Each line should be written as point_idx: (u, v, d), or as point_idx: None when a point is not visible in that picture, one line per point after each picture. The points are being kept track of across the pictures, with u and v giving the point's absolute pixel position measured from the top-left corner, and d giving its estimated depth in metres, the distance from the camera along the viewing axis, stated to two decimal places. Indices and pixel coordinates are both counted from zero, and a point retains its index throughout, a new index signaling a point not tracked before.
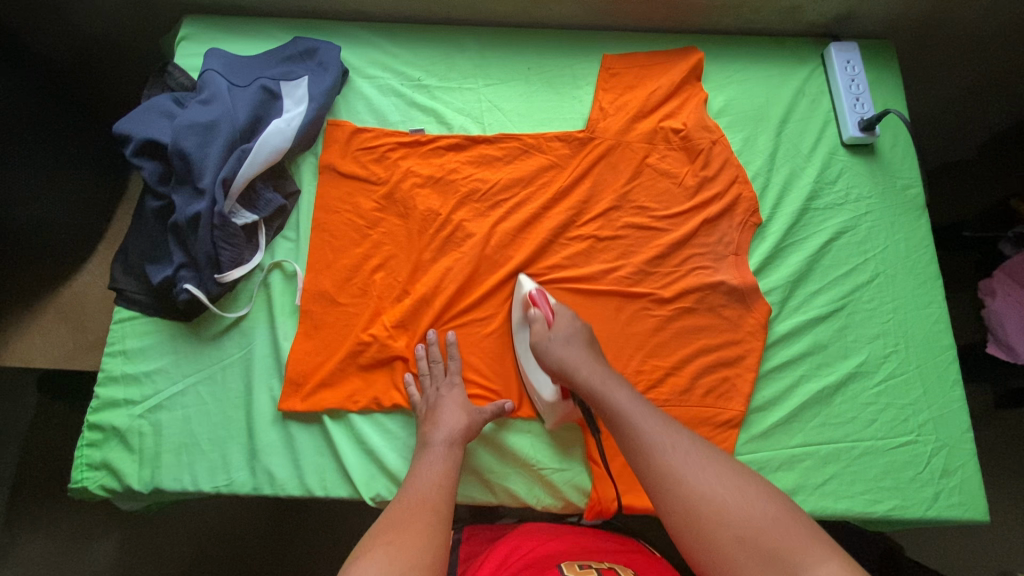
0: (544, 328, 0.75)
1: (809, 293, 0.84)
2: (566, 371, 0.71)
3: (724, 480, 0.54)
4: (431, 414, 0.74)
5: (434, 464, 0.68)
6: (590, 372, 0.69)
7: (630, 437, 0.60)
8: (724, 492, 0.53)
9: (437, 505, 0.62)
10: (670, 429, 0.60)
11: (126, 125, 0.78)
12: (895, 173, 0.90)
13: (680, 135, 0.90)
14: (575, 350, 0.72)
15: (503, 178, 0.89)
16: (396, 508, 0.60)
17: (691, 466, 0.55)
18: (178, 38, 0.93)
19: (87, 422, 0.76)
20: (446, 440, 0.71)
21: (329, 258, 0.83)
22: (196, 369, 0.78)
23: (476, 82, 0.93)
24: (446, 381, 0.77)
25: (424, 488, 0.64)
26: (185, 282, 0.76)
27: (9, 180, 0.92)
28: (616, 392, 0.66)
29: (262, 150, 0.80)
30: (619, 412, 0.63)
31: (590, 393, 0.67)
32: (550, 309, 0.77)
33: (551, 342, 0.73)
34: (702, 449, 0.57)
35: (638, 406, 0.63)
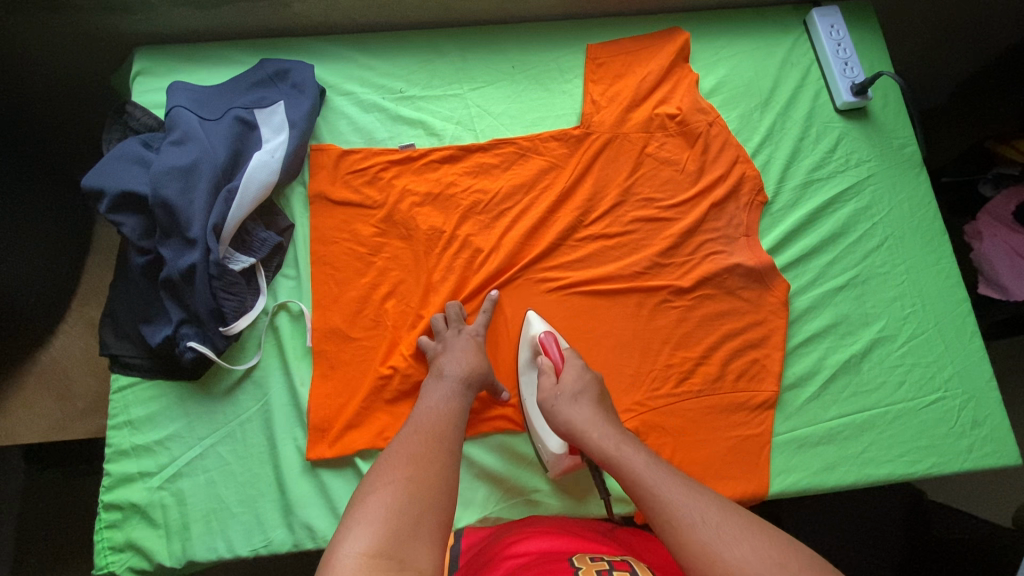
0: (551, 382, 0.72)
1: (824, 265, 0.84)
2: (575, 435, 0.67)
3: (761, 556, 0.47)
4: (446, 352, 0.73)
5: (445, 397, 0.66)
6: (602, 435, 0.64)
7: (654, 501, 0.55)
8: (766, 570, 0.46)
9: (447, 436, 0.60)
10: (694, 495, 0.54)
11: (96, 179, 0.71)
12: (891, 135, 0.90)
13: (676, 121, 0.88)
14: (585, 409, 0.68)
15: (503, 185, 0.85)
16: (409, 437, 0.58)
17: (724, 540, 0.49)
18: (132, 73, 0.86)
19: (101, 503, 0.71)
20: (459, 378, 0.69)
21: (334, 293, 0.79)
22: (212, 430, 0.74)
23: (461, 87, 0.89)
24: (471, 330, 0.76)
25: (436, 420, 0.62)
26: (189, 340, 0.71)
27: None
28: (632, 459, 0.60)
29: (249, 187, 0.75)
30: (636, 477, 0.58)
31: (605, 462, 0.62)
32: (561, 357, 0.74)
33: (560, 401, 0.69)
34: (734, 518, 0.51)
35: (658, 470, 0.57)
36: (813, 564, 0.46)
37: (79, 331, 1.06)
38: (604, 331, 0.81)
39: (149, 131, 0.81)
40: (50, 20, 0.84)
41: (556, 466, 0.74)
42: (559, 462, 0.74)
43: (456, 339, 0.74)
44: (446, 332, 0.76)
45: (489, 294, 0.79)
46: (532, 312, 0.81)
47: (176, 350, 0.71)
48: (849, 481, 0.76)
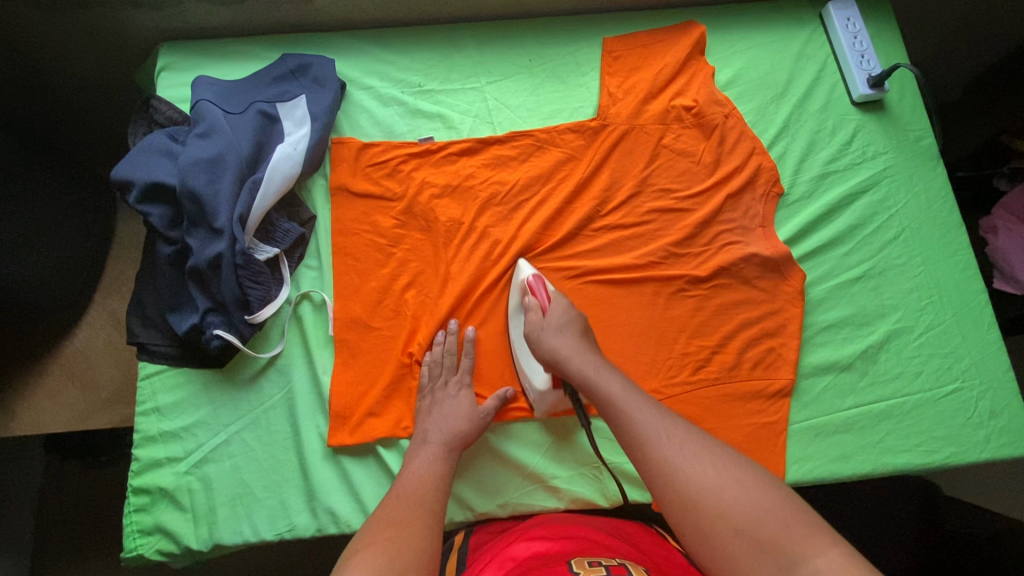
0: (538, 317, 0.73)
1: (841, 256, 0.85)
2: (558, 362, 0.69)
3: (719, 468, 0.52)
4: (432, 408, 0.73)
5: (429, 464, 0.67)
6: (583, 362, 0.67)
7: (624, 420, 0.59)
8: (721, 480, 0.51)
9: (428, 502, 0.61)
10: (664, 417, 0.58)
11: (125, 170, 0.73)
12: (907, 126, 0.90)
13: (692, 113, 0.89)
14: (568, 339, 0.70)
15: (521, 177, 0.86)
16: (391, 506, 0.59)
17: (686, 456, 0.54)
18: (156, 68, 0.87)
19: (130, 487, 0.73)
20: (443, 442, 0.69)
21: (354, 283, 0.80)
22: (237, 417, 0.75)
23: (478, 81, 0.90)
24: (458, 379, 0.76)
25: (419, 487, 0.63)
26: (215, 328, 0.72)
27: None
28: (609, 382, 0.64)
29: (273, 179, 0.76)
30: (611, 399, 0.62)
31: (584, 385, 0.66)
32: (546, 297, 0.75)
33: (546, 331, 0.71)
34: (700, 439, 0.56)
35: (631, 396, 0.61)
36: (762, 478, 0.51)
37: (102, 322, 1.08)
38: (620, 320, 0.81)
39: (174, 125, 0.83)
40: (78, 16, 0.85)
41: (541, 403, 0.76)
42: (544, 399, 0.75)
43: (448, 381, 0.75)
44: (434, 383, 0.75)
45: (466, 334, 0.78)
46: (524, 258, 0.82)
47: (202, 338, 0.73)
48: (866, 470, 0.76)
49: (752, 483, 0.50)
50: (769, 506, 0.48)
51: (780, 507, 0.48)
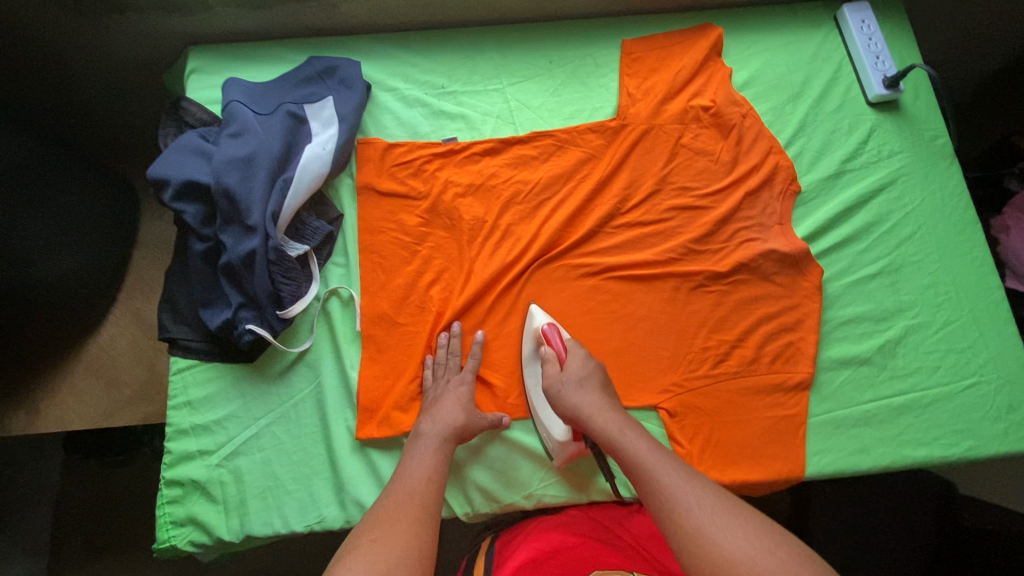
0: (556, 370, 0.74)
1: (858, 253, 0.86)
2: (581, 419, 0.69)
3: (750, 537, 0.52)
4: (432, 405, 0.73)
5: (424, 457, 0.67)
6: (605, 421, 0.67)
7: (652, 487, 0.59)
8: (752, 554, 0.50)
9: (425, 502, 0.61)
10: (692, 481, 0.58)
11: (160, 169, 0.75)
12: (922, 126, 0.92)
13: (710, 113, 0.90)
14: (590, 395, 0.70)
15: (543, 176, 0.88)
16: (386, 505, 0.60)
17: (716, 527, 0.53)
18: (186, 71, 0.90)
19: (163, 479, 0.74)
20: (438, 434, 0.69)
21: (380, 278, 0.82)
22: (268, 410, 0.76)
23: (500, 83, 0.92)
24: (458, 377, 0.76)
25: (416, 483, 0.63)
26: (248, 323, 0.74)
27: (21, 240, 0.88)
28: (634, 443, 0.64)
29: (304, 178, 0.78)
30: (637, 459, 0.62)
31: (608, 446, 0.66)
32: (562, 347, 0.75)
33: (566, 386, 0.71)
34: (726, 505, 0.55)
35: (658, 456, 0.61)
36: (795, 552, 0.50)
37: (126, 321, 1.10)
38: (640, 315, 0.82)
39: (204, 126, 0.85)
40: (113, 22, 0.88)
41: (560, 453, 0.75)
42: (564, 450, 0.74)
43: (449, 380, 0.76)
44: (439, 374, 0.78)
45: (476, 338, 0.79)
46: (536, 304, 0.82)
47: (234, 332, 0.74)
48: (886, 463, 0.77)
49: (785, 554, 0.50)
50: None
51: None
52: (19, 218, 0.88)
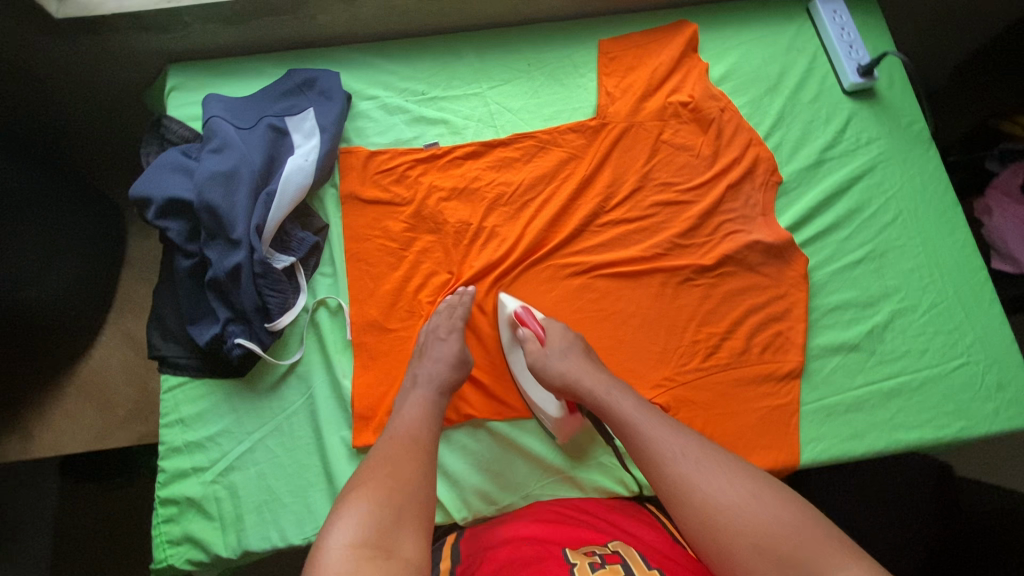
0: (538, 347, 0.76)
1: (842, 239, 0.87)
2: (570, 385, 0.73)
3: (735, 485, 0.57)
4: (423, 352, 0.75)
5: (418, 404, 0.70)
6: (594, 382, 0.72)
7: (640, 440, 0.64)
8: (737, 497, 0.56)
9: (425, 440, 0.65)
10: (676, 434, 0.63)
11: (142, 188, 0.74)
12: (898, 113, 0.93)
13: (689, 108, 0.91)
14: (574, 361, 0.74)
15: (526, 177, 0.89)
16: (386, 443, 0.64)
17: (703, 474, 0.59)
18: (167, 89, 0.90)
19: (158, 498, 0.74)
20: (432, 386, 0.72)
21: (368, 287, 0.82)
22: (260, 424, 0.76)
23: (480, 87, 0.92)
24: (449, 325, 0.77)
25: (412, 425, 0.67)
26: (236, 337, 0.74)
27: (12, 266, 0.88)
28: (621, 401, 0.69)
29: (287, 189, 0.78)
30: (625, 419, 0.67)
31: (596, 406, 0.70)
32: (540, 326, 0.78)
33: (550, 358, 0.74)
34: (710, 454, 0.61)
35: (645, 414, 0.66)
36: (781, 495, 0.56)
37: (116, 341, 1.11)
38: (628, 311, 0.82)
39: (186, 142, 0.85)
40: (94, 44, 0.88)
41: (559, 431, 0.77)
42: (562, 424, 0.77)
43: (440, 325, 0.77)
44: (439, 318, 0.78)
45: (467, 291, 0.81)
46: (505, 294, 0.83)
47: (224, 347, 0.74)
48: (879, 447, 0.77)
49: (771, 499, 0.56)
50: (788, 523, 0.54)
51: (797, 522, 0.54)
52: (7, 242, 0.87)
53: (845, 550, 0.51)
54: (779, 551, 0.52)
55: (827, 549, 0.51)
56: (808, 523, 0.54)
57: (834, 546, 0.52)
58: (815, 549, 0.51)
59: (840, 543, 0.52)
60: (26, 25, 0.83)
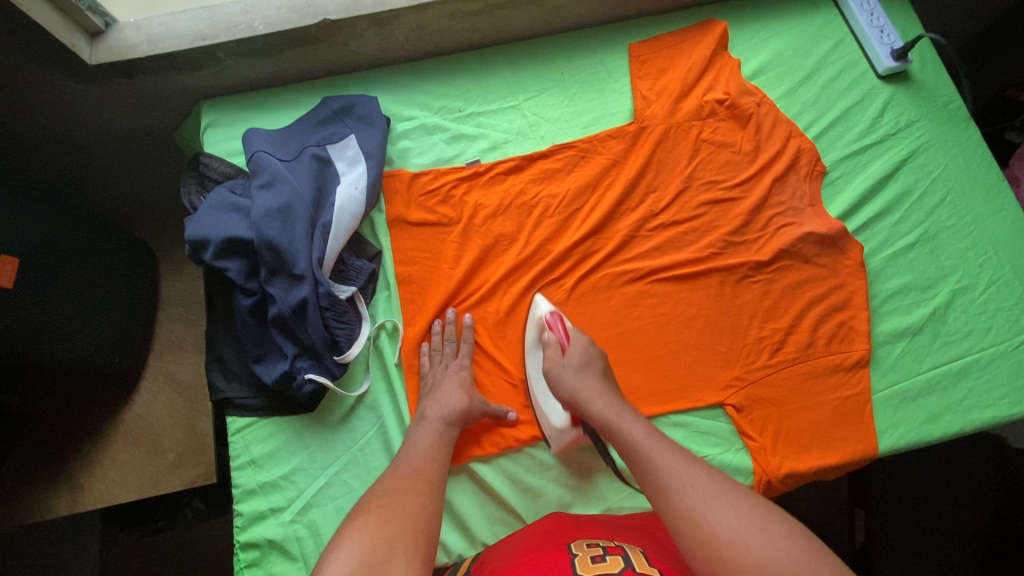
0: (557, 354, 0.75)
1: (893, 224, 0.87)
2: (578, 402, 0.71)
3: (749, 522, 0.54)
4: (430, 392, 0.74)
5: (427, 439, 0.69)
6: (605, 404, 0.69)
7: (648, 467, 0.61)
8: (748, 534, 0.52)
9: (428, 473, 0.63)
10: (688, 467, 0.60)
11: (198, 230, 0.73)
12: (933, 93, 0.94)
13: (725, 105, 0.91)
14: (590, 379, 0.72)
15: (570, 188, 0.87)
16: (389, 477, 0.62)
17: (712, 507, 0.55)
18: (201, 126, 0.89)
19: (238, 543, 0.72)
20: (441, 418, 0.71)
21: (425, 312, 0.82)
22: (335, 458, 0.75)
23: (516, 99, 0.92)
24: (455, 364, 0.78)
25: (420, 457, 0.65)
26: (307, 372, 0.73)
27: (55, 314, 0.86)
28: (633, 427, 0.66)
29: (342, 219, 0.78)
30: (635, 445, 0.64)
31: (604, 428, 0.68)
32: (565, 333, 0.77)
33: (565, 370, 0.73)
34: (719, 486, 0.58)
35: (654, 441, 0.64)
36: (797, 537, 0.52)
37: (159, 383, 1.08)
38: (691, 313, 0.82)
39: (228, 179, 0.84)
40: (123, 88, 0.86)
41: (558, 440, 0.77)
42: (563, 436, 0.76)
43: (446, 365, 0.77)
44: (438, 355, 0.79)
45: (463, 321, 0.80)
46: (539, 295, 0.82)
47: (293, 384, 0.73)
48: (956, 429, 0.78)
49: (786, 539, 0.52)
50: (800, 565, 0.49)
51: (812, 564, 0.49)
52: (46, 291, 0.85)
53: None
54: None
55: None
56: (821, 565, 0.49)
57: None
58: None
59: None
60: (59, 74, 0.81)
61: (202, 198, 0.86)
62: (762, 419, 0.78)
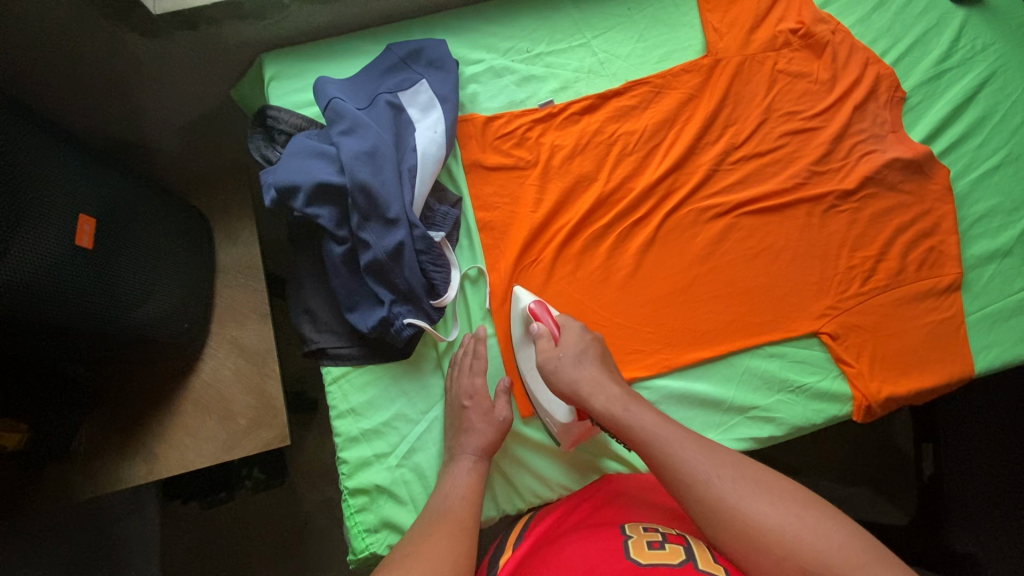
0: (551, 346, 0.71)
1: (976, 148, 0.86)
2: (581, 396, 0.67)
3: (781, 508, 0.55)
4: (457, 420, 0.72)
5: (459, 477, 0.68)
6: (609, 399, 0.65)
7: (669, 463, 0.59)
8: (781, 521, 0.54)
9: (459, 517, 0.61)
10: (710, 456, 0.59)
11: (286, 176, 0.71)
12: (1008, 15, 0.92)
13: (800, 35, 0.88)
14: (588, 371, 0.68)
15: (648, 124, 0.85)
16: (419, 525, 0.61)
17: (743, 495, 0.56)
18: (265, 79, 0.86)
19: (346, 490, 0.73)
20: (474, 453, 0.70)
21: (508, 258, 0.80)
22: (433, 403, 0.76)
23: (584, 37, 0.89)
24: (471, 383, 0.74)
25: (452, 502, 0.64)
26: (405, 317, 0.73)
27: (123, 273, 0.78)
28: (641, 417, 0.63)
29: (427, 165, 0.77)
30: (649, 439, 0.61)
31: (614, 425, 0.64)
32: (555, 324, 0.73)
33: (563, 363, 0.69)
34: (743, 475, 0.58)
35: (671, 429, 0.61)
36: (829, 519, 0.55)
37: (226, 350, 0.98)
38: (780, 246, 0.81)
39: (299, 131, 0.82)
40: (186, 40, 0.84)
41: (565, 436, 0.74)
42: (570, 431, 0.73)
43: (464, 387, 0.73)
44: (463, 367, 0.75)
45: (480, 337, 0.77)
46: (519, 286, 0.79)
47: (392, 330, 0.72)
48: None
49: (821, 520, 0.54)
50: (841, 548, 0.52)
51: (850, 545, 0.52)
52: (109, 246, 0.76)
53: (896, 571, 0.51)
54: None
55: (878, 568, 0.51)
56: (862, 545, 0.53)
57: (885, 566, 0.51)
58: (864, 565, 0.51)
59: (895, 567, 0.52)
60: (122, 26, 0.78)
61: (271, 152, 0.84)
62: (859, 344, 0.78)
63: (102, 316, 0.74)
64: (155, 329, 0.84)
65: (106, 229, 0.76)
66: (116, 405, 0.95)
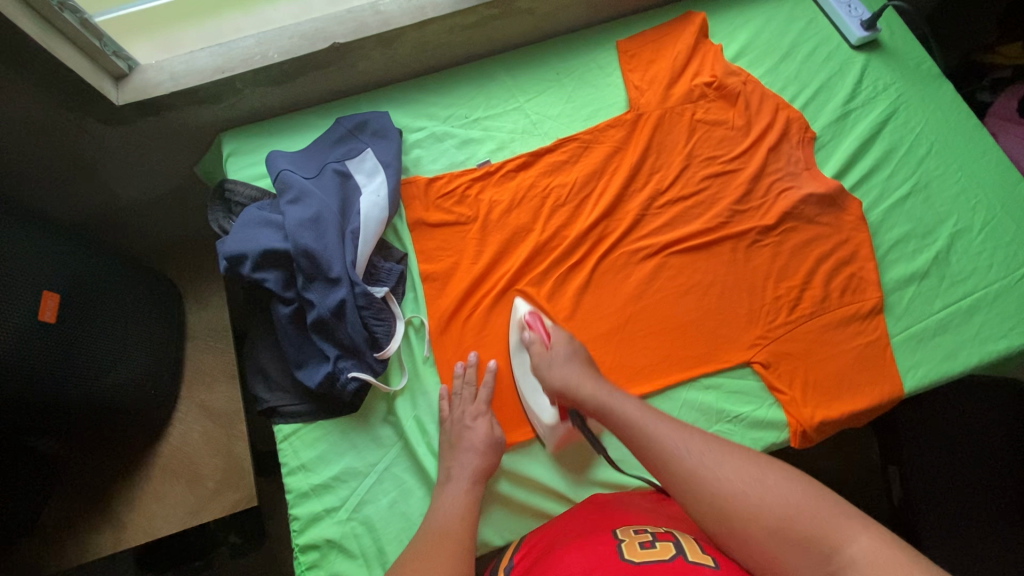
0: (543, 350, 0.78)
1: (886, 179, 0.92)
2: (570, 390, 0.73)
3: (743, 474, 0.56)
4: (453, 440, 0.75)
5: (455, 499, 0.69)
6: (594, 388, 0.71)
7: (642, 435, 0.63)
8: (744, 484, 0.55)
9: (459, 541, 0.63)
10: (679, 430, 0.62)
11: (234, 245, 0.77)
12: (905, 58, 1.00)
13: (714, 87, 0.96)
14: (575, 367, 0.75)
15: (579, 176, 0.92)
16: (418, 544, 0.63)
17: (708, 462, 0.58)
18: (223, 155, 0.93)
19: (297, 546, 0.74)
20: (469, 479, 0.71)
21: (451, 307, 0.84)
22: (382, 454, 0.78)
23: (518, 101, 0.97)
24: (473, 407, 0.77)
25: (448, 522, 0.66)
26: (349, 371, 0.76)
27: (89, 346, 0.81)
28: (621, 403, 0.68)
29: (369, 226, 0.82)
30: (626, 420, 0.66)
31: (598, 410, 0.69)
32: (546, 330, 0.81)
33: (554, 362, 0.76)
34: (712, 445, 0.60)
35: (644, 413, 0.65)
36: (790, 476, 0.55)
37: (193, 413, 1.00)
38: (708, 282, 0.86)
39: (254, 200, 0.87)
40: (151, 126, 0.91)
41: (551, 436, 0.79)
42: (554, 433, 0.78)
43: (467, 411, 0.77)
44: (458, 390, 0.79)
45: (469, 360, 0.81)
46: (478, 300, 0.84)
47: (338, 384, 0.76)
48: (975, 363, 0.81)
49: (780, 478, 0.55)
50: (801, 502, 0.53)
51: (808, 498, 0.53)
52: (75, 321, 0.80)
53: (857, 525, 0.50)
54: (795, 533, 0.51)
55: (843, 523, 0.50)
56: (820, 500, 0.53)
57: (850, 520, 0.51)
58: (821, 524, 0.51)
59: (855, 515, 0.51)
60: (88, 117, 0.86)
61: (229, 223, 0.89)
62: (790, 371, 0.81)
63: (61, 390, 0.76)
64: (118, 399, 0.85)
65: (74, 303, 0.80)
66: (86, 474, 0.96)
